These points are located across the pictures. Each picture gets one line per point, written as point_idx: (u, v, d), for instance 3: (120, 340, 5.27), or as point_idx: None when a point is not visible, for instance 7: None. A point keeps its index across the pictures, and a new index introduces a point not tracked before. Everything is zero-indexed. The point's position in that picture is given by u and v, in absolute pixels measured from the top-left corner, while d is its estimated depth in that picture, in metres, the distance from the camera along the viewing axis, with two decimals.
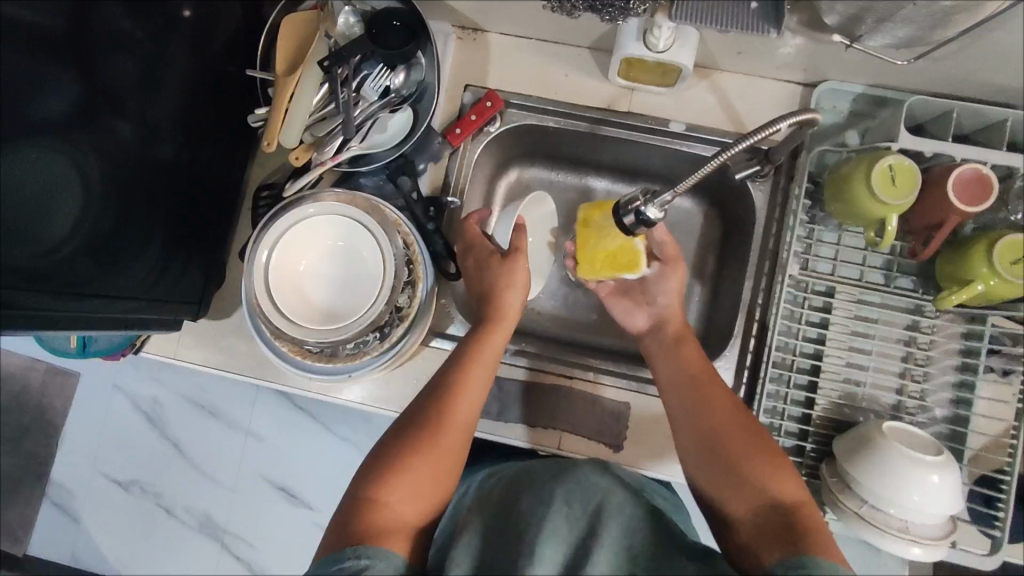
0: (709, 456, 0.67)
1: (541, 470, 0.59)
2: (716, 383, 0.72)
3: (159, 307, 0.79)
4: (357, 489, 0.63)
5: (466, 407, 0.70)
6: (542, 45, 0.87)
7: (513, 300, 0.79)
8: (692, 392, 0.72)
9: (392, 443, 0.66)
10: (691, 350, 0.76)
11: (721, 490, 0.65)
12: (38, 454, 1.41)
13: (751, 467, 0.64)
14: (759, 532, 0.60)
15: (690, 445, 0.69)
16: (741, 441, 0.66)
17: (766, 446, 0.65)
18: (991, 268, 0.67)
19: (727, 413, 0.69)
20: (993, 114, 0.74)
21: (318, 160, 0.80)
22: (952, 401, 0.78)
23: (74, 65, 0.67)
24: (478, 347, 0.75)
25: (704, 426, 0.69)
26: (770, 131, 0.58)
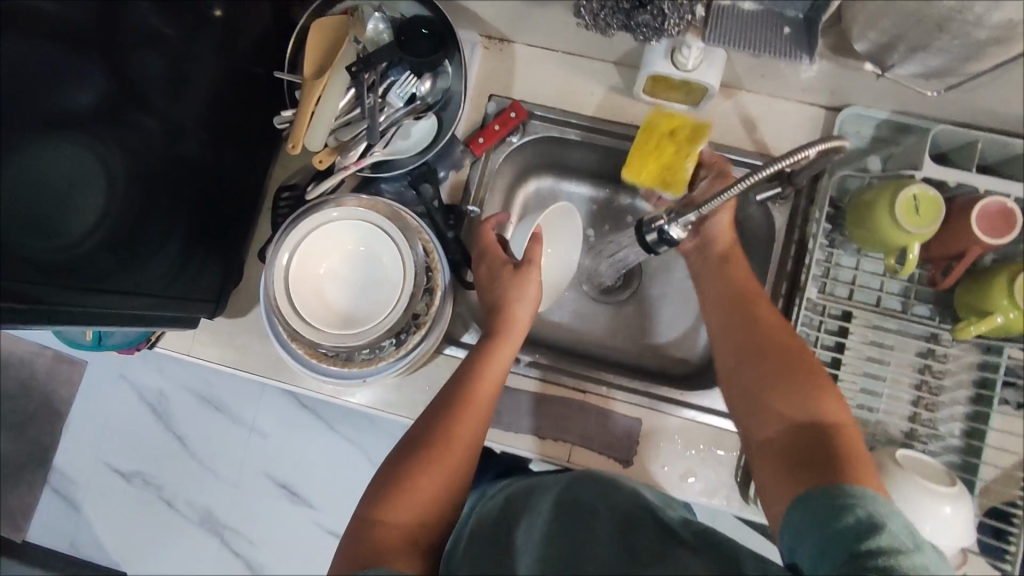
0: (750, 369, 0.66)
1: (522, 493, 0.64)
2: (764, 305, 0.71)
3: (178, 304, 0.79)
4: (365, 509, 0.63)
5: (471, 424, 0.70)
6: (567, 58, 0.88)
7: (523, 314, 0.77)
8: (737, 311, 0.71)
9: (398, 463, 0.66)
10: (739, 269, 0.75)
11: (756, 406, 0.64)
12: (42, 440, 1.41)
13: (794, 383, 0.63)
14: (790, 449, 0.59)
15: (731, 361, 0.68)
16: (785, 360, 0.65)
17: (810, 368, 0.64)
18: (1011, 301, 0.67)
19: (773, 333, 0.68)
20: (1018, 147, 0.74)
21: (341, 164, 0.80)
22: (964, 431, 0.78)
23: (103, 61, 0.68)
24: (487, 363, 0.74)
25: (747, 342, 0.68)
26: (800, 156, 0.59)
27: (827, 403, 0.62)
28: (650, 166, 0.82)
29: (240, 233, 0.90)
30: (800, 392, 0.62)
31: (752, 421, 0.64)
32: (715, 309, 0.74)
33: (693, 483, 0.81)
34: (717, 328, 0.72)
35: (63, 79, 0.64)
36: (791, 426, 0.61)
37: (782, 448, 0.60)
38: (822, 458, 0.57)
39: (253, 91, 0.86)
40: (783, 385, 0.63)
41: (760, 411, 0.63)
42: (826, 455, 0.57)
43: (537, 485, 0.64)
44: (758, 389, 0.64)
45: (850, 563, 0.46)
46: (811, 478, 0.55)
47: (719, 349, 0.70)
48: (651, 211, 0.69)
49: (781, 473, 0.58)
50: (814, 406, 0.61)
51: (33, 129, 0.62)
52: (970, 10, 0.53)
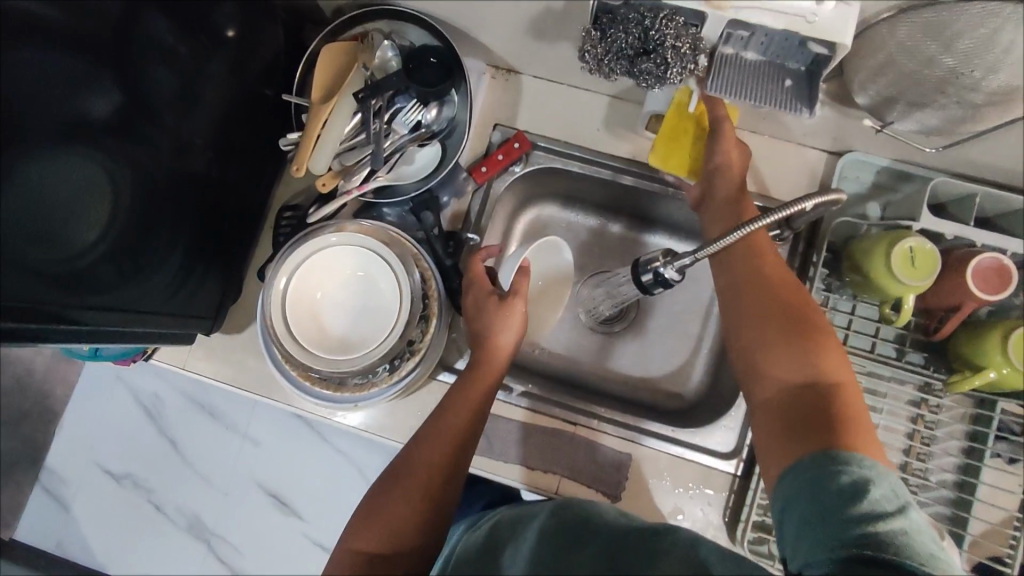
0: (756, 325, 0.64)
1: (511, 522, 0.61)
2: (774, 260, 0.68)
3: (176, 318, 0.80)
4: (349, 539, 0.65)
5: (452, 446, 0.70)
6: (573, 91, 0.89)
7: (505, 343, 0.77)
8: (744, 263, 0.68)
9: (385, 490, 0.67)
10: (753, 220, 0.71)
11: (761, 361, 0.62)
12: (36, 438, 1.42)
13: (798, 341, 0.61)
14: (789, 410, 0.58)
15: (736, 315, 0.66)
16: (790, 317, 0.63)
17: (815, 326, 0.62)
18: (1004, 357, 0.67)
19: (778, 289, 0.66)
20: (1017, 203, 0.74)
21: (345, 188, 0.81)
22: (955, 481, 0.77)
23: (113, 78, 0.69)
24: (469, 388, 0.74)
25: (755, 298, 0.66)
26: (797, 208, 0.60)
27: (830, 360, 0.60)
28: (676, 156, 0.78)
29: (241, 248, 0.90)
30: (803, 351, 0.60)
31: (754, 379, 0.62)
32: (721, 260, 0.71)
33: (681, 521, 0.81)
34: (723, 283, 0.70)
35: (77, 92, 0.65)
36: (792, 386, 0.59)
37: (783, 408, 0.58)
38: (819, 420, 0.55)
39: (260, 112, 0.87)
40: (785, 342, 0.61)
41: (762, 368, 0.62)
42: (824, 416, 0.56)
43: (530, 512, 0.62)
44: (761, 346, 0.63)
45: (839, 539, 0.46)
46: (806, 441, 0.54)
47: (727, 305, 0.68)
48: (648, 250, 0.69)
49: (779, 434, 0.57)
50: (817, 365, 0.59)
51: (50, 143, 0.63)
52: (969, 74, 0.55)
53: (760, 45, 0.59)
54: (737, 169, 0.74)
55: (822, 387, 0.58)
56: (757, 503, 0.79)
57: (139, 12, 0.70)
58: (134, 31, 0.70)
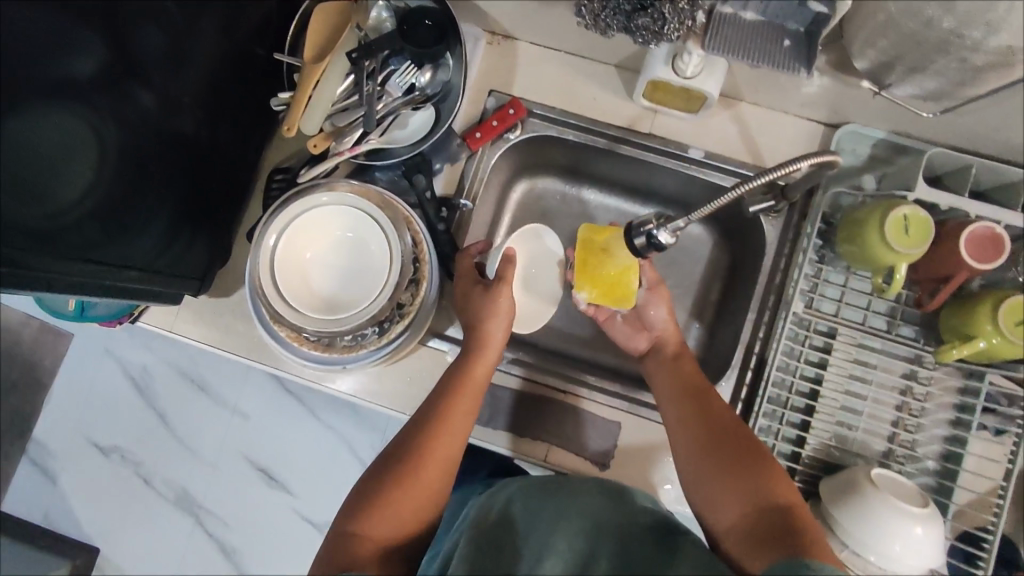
0: (703, 458, 0.67)
1: (535, 491, 0.61)
2: (713, 396, 0.73)
3: (163, 278, 0.79)
4: (342, 522, 0.64)
5: (447, 437, 0.69)
6: (569, 58, 0.88)
7: (497, 330, 0.77)
8: (686, 399, 0.73)
9: (375, 477, 0.66)
10: (690, 368, 0.76)
11: (716, 495, 0.64)
12: (23, 410, 1.41)
13: (748, 468, 0.64)
14: (752, 533, 0.60)
15: (686, 448, 0.69)
16: (737, 447, 0.66)
17: (759, 452, 0.66)
18: (995, 328, 0.67)
19: (721, 419, 0.69)
20: (1010, 174, 0.74)
21: (336, 150, 0.80)
22: (942, 453, 0.78)
23: (102, 31, 0.67)
24: (465, 377, 0.74)
25: (702, 429, 0.69)
26: (790, 171, 0.60)
27: (782, 485, 0.63)
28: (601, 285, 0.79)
29: (230, 212, 0.89)
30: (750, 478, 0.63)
31: (716, 507, 0.64)
32: (666, 397, 0.75)
33: (669, 490, 0.81)
34: (671, 421, 0.72)
35: (64, 47, 0.63)
36: (752, 512, 0.61)
37: (751, 534, 0.60)
38: (788, 539, 0.57)
39: (252, 70, 0.85)
40: (737, 470, 0.64)
41: (717, 497, 0.64)
42: (789, 534, 0.58)
43: (555, 509, 0.59)
44: (711, 476, 0.66)
45: None
46: (775, 554, 0.56)
47: (676, 441, 0.70)
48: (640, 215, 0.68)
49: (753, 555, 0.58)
50: (766, 489, 0.62)
51: (37, 99, 0.62)
52: (968, 35, 0.55)
53: (760, 4, 0.59)
54: (673, 340, 0.81)
55: (779, 509, 0.61)
56: None
57: None
58: None
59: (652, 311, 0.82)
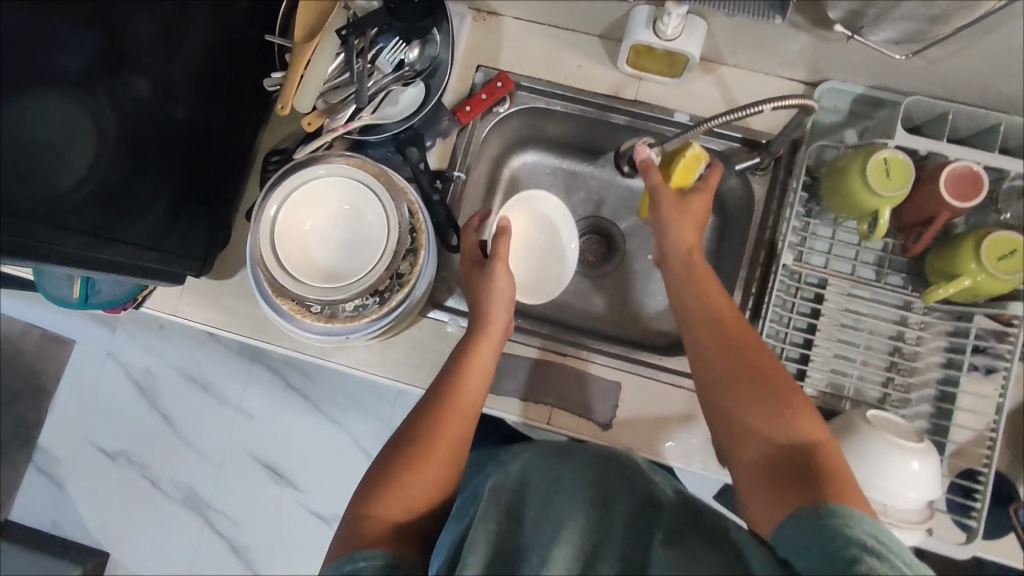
0: (732, 391, 0.64)
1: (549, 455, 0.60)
2: (740, 326, 0.69)
3: (170, 258, 0.82)
4: (354, 506, 0.63)
5: (455, 420, 0.70)
6: (553, 31, 0.90)
7: (499, 313, 0.78)
8: (716, 331, 0.69)
9: (386, 461, 0.66)
10: (716, 291, 0.72)
11: (739, 433, 0.63)
12: (28, 418, 1.42)
13: (776, 407, 0.62)
14: (772, 471, 0.59)
15: (712, 380, 0.67)
16: (765, 383, 0.64)
17: (785, 389, 0.63)
18: (979, 265, 0.69)
19: (749, 354, 0.66)
20: (987, 119, 0.76)
21: (330, 126, 0.82)
22: (936, 396, 0.79)
23: (93, 23, 0.69)
24: (469, 363, 0.74)
25: (728, 362, 0.66)
26: (755, 112, 0.67)
27: (808, 427, 0.61)
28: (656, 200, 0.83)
29: (227, 197, 0.91)
30: (779, 417, 0.62)
31: (738, 442, 0.62)
32: (695, 327, 0.71)
33: (671, 447, 0.82)
34: (695, 351, 0.70)
35: (57, 42, 0.65)
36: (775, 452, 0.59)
37: (769, 471, 0.59)
38: (806, 481, 0.56)
39: (244, 55, 0.87)
40: (764, 408, 0.62)
41: (740, 434, 0.63)
42: (811, 476, 0.56)
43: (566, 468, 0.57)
44: (741, 408, 0.63)
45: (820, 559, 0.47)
46: (792, 495, 0.55)
47: (701, 372, 0.68)
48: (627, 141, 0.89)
49: (769, 491, 0.57)
50: (791, 430, 0.60)
51: (24, 90, 0.63)
52: None
53: None
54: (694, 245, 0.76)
55: (803, 451, 0.59)
56: None
57: None
58: None
59: (664, 221, 0.77)
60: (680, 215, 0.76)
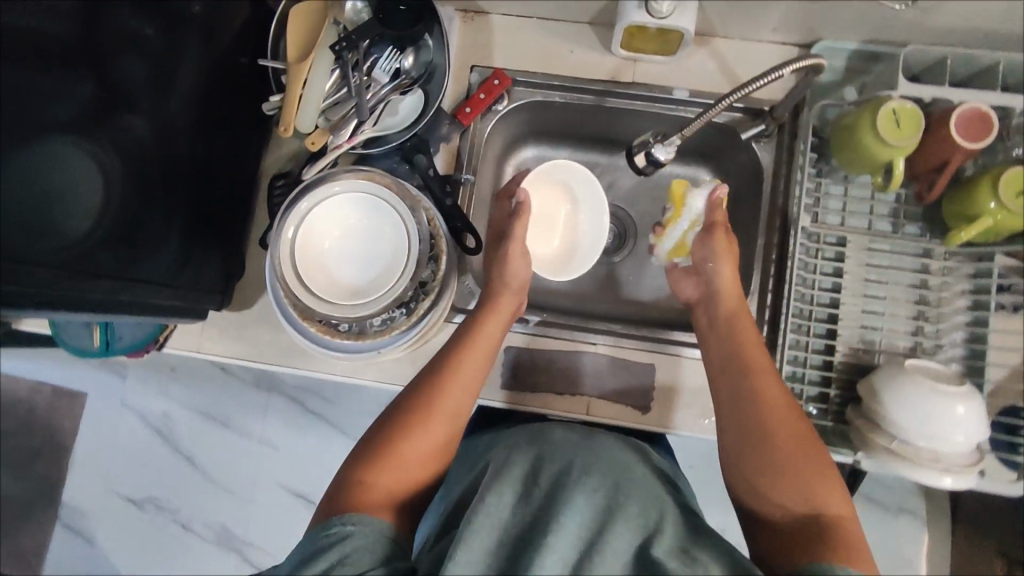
0: (753, 441, 0.64)
1: (571, 444, 0.61)
2: (771, 371, 0.68)
3: (187, 296, 0.80)
4: (346, 469, 0.63)
5: (453, 393, 0.68)
6: (543, 23, 0.89)
7: (507, 304, 0.77)
8: (743, 386, 0.67)
9: (380, 428, 0.66)
10: (750, 330, 0.72)
11: (755, 474, 0.63)
12: (50, 477, 1.41)
13: (796, 458, 0.62)
14: (786, 525, 0.59)
15: (735, 439, 0.65)
16: (789, 433, 0.63)
17: (810, 445, 0.63)
18: (998, 203, 0.69)
19: (779, 400, 0.65)
20: (986, 59, 0.76)
21: (335, 143, 0.81)
22: (967, 338, 0.80)
23: (84, 69, 0.68)
24: (476, 334, 0.73)
25: (756, 404, 0.65)
26: (773, 77, 0.67)
27: (828, 489, 0.60)
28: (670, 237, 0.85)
29: (240, 226, 0.90)
30: (800, 479, 0.61)
31: (752, 483, 0.63)
32: (724, 382, 0.69)
33: (712, 422, 0.82)
34: (723, 389, 0.69)
35: (50, 90, 0.65)
36: (789, 505, 0.60)
37: (783, 527, 0.60)
38: (812, 540, 0.56)
39: (240, 82, 0.87)
40: (783, 458, 0.62)
41: (754, 471, 0.63)
42: (818, 536, 0.57)
43: (580, 457, 0.59)
44: (759, 459, 0.63)
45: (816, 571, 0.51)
46: (798, 555, 0.56)
47: (726, 410, 0.68)
48: (638, 137, 0.79)
49: (776, 546, 0.59)
50: (810, 486, 0.60)
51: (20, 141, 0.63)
52: None
53: None
54: (732, 287, 0.76)
55: (818, 510, 0.59)
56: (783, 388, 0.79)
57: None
58: (100, 21, 0.70)
59: (704, 251, 0.78)
60: (717, 236, 0.78)
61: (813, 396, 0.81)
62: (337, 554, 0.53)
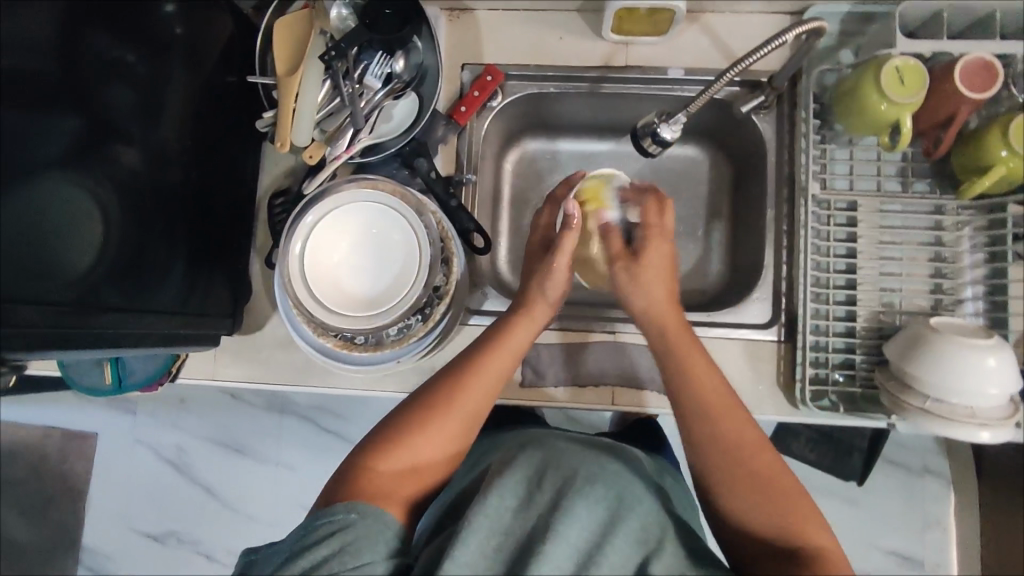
0: (726, 470, 0.61)
1: (597, 466, 0.60)
2: (732, 407, 0.64)
3: (196, 323, 0.79)
4: (358, 451, 0.62)
5: (475, 393, 0.66)
6: (530, 14, 0.88)
7: (541, 312, 0.74)
8: (700, 428, 0.63)
9: (398, 413, 0.65)
10: (701, 364, 0.66)
11: (729, 499, 0.60)
12: (68, 522, 1.39)
13: (771, 489, 0.59)
14: (760, 552, 0.58)
15: (701, 482, 0.63)
16: (761, 466, 0.60)
17: (783, 478, 0.60)
18: (1009, 150, 0.69)
19: (742, 436, 0.62)
20: (981, 8, 0.75)
21: (332, 154, 0.80)
22: (987, 290, 0.79)
23: (72, 101, 0.65)
24: (506, 337, 0.71)
25: (721, 441, 0.62)
26: (778, 44, 0.67)
27: (808, 524, 0.58)
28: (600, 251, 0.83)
29: (243, 248, 0.89)
30: (778, 508, 0.58)
31: (725, 508, 0.61)
32: (684, 416, 0.65)
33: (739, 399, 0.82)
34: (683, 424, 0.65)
35: (39, 126, 0.62)
36: (765, 532, 0.58)
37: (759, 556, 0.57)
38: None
39: (229, 102, 0.85)
40: (757, 489, 0.59)
41: (726, 496, 0.60)
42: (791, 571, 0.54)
43: (596, 476, 0.58)
44: (732, 488, 0.60)
45: None
46: None
47: (690, 440, 0.64)
48: (642, 118, 0.78)
49: None
50: (790, 518, 0.58)
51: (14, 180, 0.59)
52: None
53: None
54: (670, 317, 0.71)
55: (795, 543, 0.57)
56: (809, 358, 0.78)
57: (81, 26, 0.66)
58: (80, 49, 0.66)
59: (635, 285, 0.72)
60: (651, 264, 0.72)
61: (839, 364, 0.80)
62: (339, 542, 0.52)
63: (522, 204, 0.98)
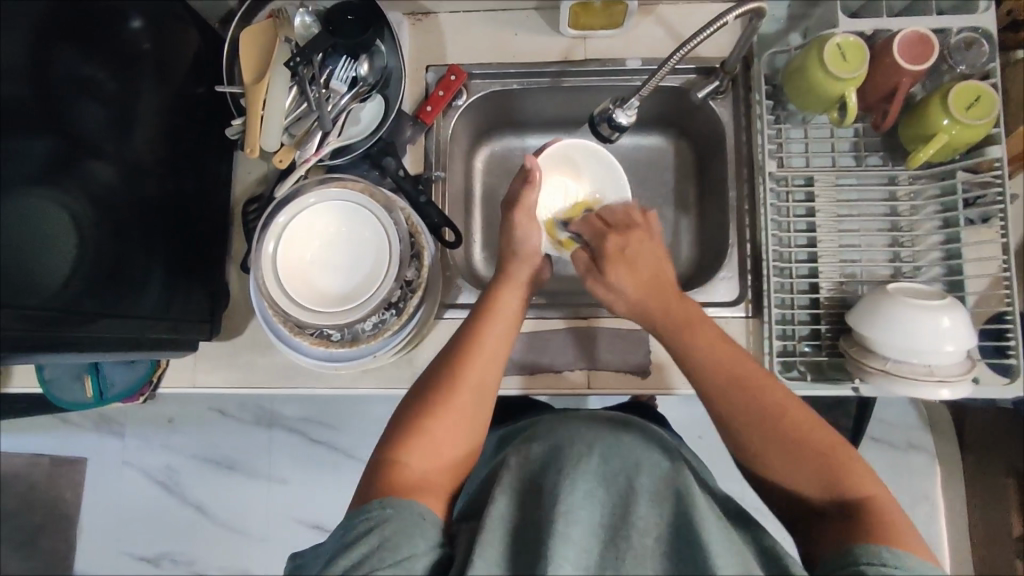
0: (761, 434, 0.62)
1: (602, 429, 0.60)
2: (754, 369, 0.65)
3: (175, 329, 0.80)
4: (381, 449, 0.64)
5: (478, 364, 0.68)
6: (490, 14, 0.91)
7: (520, 273, 0.76)
8: (729, 393, 0.64)
9: (412, 404, 0.66)
10: (711, 335, 0.67)
11: (772, 462, 0.62)
12: (58, 549, 1.38)
13: (810, 445, 0.61)
14: (818, 508, 0.60)
15: (738, 451, 0.65)
16: (794, 421, 0.62)
17: (816, 433, 0.62)
18: (951, 118, 0.72)
19: (768, 391, 0.64)
20: None
21: (302, 158, 0.81)
22: (944, 255, 0.82)
23: (41, 120, 0.66)
24: (495, 305, 0.73)
25: (752, 401, 0.63)
26: (719, 24, 0.70)
27: (854, 473, 0.60)
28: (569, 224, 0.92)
29: (219, 256, 0.90)
30: (821, 461, 0.60)
31: (773, 471, 0.62)
32: (709, 384, 0.65)
33: None
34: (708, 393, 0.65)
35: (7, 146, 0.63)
36: (818, 488, 0.60)
37: (818, 512, 0.60)
38: (849, 525, 0.56)
39: (199, 113, 0.87)
40: (797, 448, 0.61)
41: (766, 454, 0.62)
42: (852, 519, 0.57)
43: (596, 443, 0.57)
44: (770, 446, 0.62)
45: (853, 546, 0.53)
46: (835, 541, 0.56)
47: (718, 409, 0.65)
48: (599, 105, 0.81)
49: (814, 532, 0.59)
50: (836, 469, 0.60)
51: None
52: None
53: None
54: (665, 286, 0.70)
55: (846, 492, 0.59)
56: (775, 332, 0.81)
57: (49, 45, 0.67)
58: (49, 67, 0.67)
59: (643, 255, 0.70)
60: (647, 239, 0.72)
61: (805, 335, 0.82)
62: (376, 539, 0.53)
63: (494, 200, 1.00)
